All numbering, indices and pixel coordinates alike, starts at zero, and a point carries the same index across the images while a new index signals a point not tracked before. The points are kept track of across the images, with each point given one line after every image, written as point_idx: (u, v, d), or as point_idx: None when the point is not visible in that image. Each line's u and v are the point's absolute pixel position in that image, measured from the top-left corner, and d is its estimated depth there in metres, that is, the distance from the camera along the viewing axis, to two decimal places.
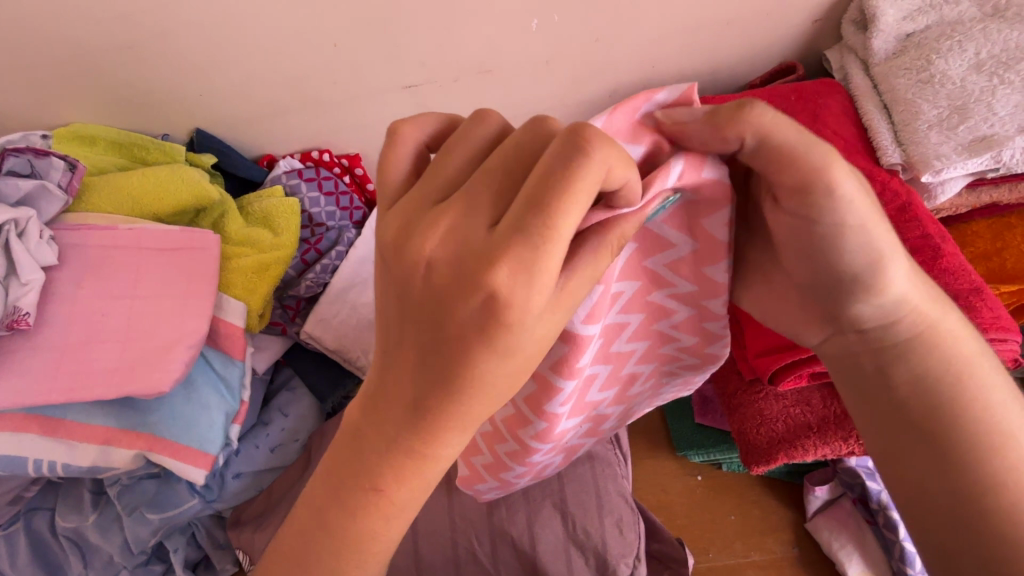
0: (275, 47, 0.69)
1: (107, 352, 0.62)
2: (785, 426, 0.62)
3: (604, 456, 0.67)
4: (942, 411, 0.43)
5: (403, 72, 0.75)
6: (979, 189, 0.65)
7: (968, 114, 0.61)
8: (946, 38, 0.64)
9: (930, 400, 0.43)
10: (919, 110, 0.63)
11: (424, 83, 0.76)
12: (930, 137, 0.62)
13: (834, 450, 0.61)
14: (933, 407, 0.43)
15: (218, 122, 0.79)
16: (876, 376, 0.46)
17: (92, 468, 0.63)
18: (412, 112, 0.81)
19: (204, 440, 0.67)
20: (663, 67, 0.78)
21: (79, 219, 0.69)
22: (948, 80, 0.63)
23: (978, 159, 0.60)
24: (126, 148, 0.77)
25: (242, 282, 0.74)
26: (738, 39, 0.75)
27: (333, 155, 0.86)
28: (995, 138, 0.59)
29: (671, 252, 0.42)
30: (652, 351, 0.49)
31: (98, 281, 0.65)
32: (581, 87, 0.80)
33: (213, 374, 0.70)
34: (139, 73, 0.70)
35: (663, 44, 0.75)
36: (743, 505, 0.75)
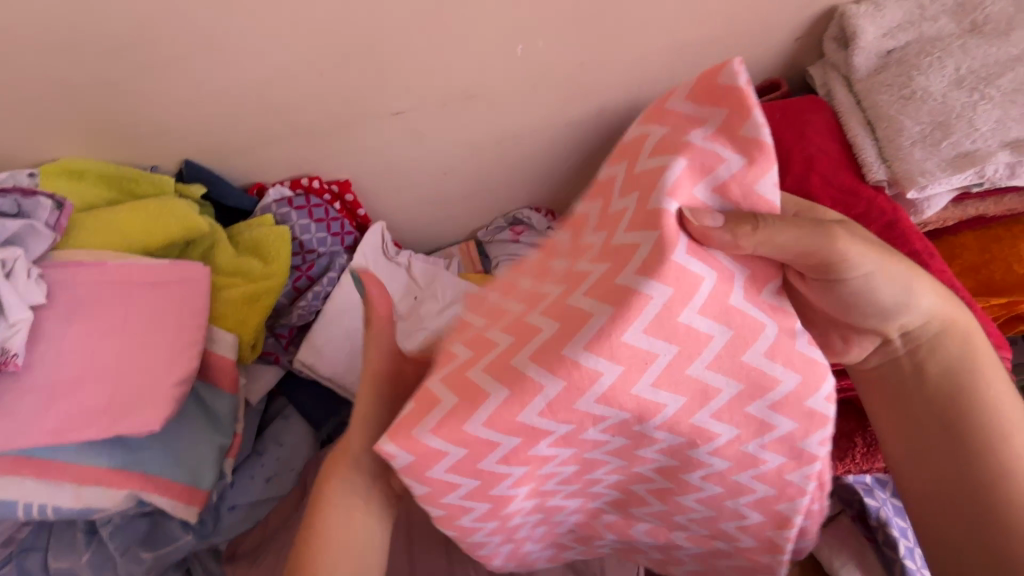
0: (263, 78, 0.69)
1: (98, 391, 0.61)
2: None
3: None
4: (954, 413, 0.48)
5: (391, 99, 0.75)
6: (964, 202, 0.65)
7: (950, 130, 0.61)
8: (926, 55, 0.65)
9: (952, 408, 0.49)
10: (902, 126, 0.64)
11: (412, 109, 0.77)
12: (914, 153, 0.62)
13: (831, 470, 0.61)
14: (954, 412, 0.48)
15: (206, 153, 0.79)
16: (911, 391, 0.50)
17: (85, 509, 0.62)
18: (400, 139, 0.81)
19: (194, 476, 0.66)
20: (648, 87, 0.79)
21: (68, 255, 0.69)
22: (930, 96, 0.63)
23: (963, 175, 0.61)
24: (115, 180, 0.77)
25: (234, 314, 0.74)
26: (723, 57, 0.76)
27: (323, 181, 0.86)
28: (976, 155, 0.60)
29: (535, 342, 0.37)
30: (737, 407, 0.39)
31: (87, 319, 0.64)
32: (568, 109, 0.80)
33: (206, 408, 0.70)
34: (127, 107, 0.70)
35: (647, 65, 0.75)
36: None
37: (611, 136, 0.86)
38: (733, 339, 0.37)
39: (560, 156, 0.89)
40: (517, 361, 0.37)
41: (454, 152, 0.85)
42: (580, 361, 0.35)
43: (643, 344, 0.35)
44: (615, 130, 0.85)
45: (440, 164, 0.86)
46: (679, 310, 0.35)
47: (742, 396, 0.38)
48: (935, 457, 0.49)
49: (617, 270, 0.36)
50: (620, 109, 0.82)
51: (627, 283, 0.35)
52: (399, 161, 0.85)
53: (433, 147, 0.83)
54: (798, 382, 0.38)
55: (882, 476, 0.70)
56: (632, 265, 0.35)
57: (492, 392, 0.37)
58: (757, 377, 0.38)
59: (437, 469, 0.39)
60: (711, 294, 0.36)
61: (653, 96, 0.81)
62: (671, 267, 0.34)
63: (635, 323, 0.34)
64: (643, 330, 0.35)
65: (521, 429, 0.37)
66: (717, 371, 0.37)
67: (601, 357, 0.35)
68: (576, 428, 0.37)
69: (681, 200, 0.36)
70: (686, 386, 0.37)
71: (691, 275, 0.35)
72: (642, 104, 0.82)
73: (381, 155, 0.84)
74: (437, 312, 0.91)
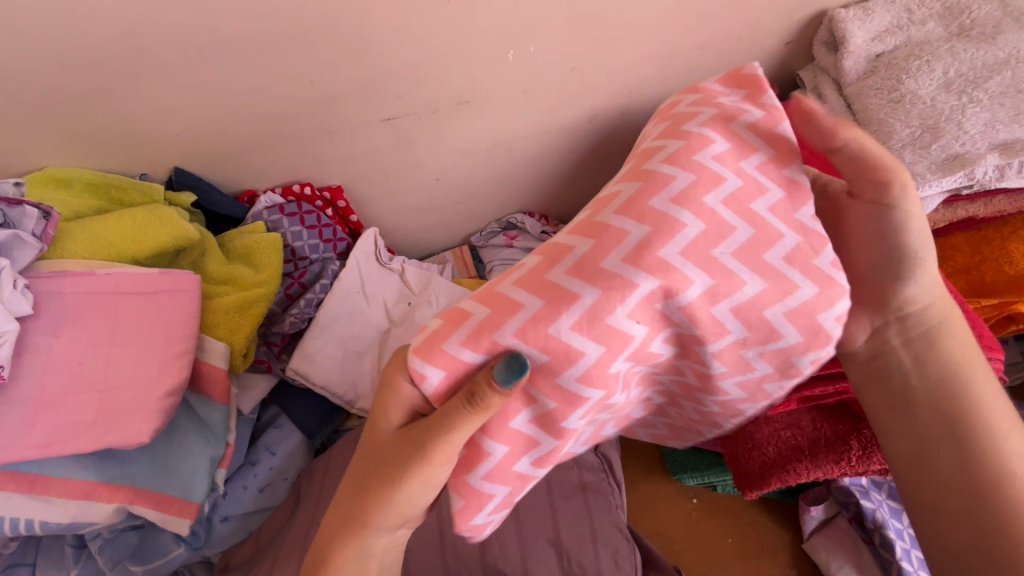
0: (253, 85, 0.69)
1: (86, 403, 0.60)
2: (776, 450, 0.61)
3: (597, 487, 0.68)
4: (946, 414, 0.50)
5: (382, 105, 0.75)
6: (955, 204, 0.66)
7: (940, 132, 0.61)
8: (915, 58, 0.66)
9: (952, 410, 0.50)
10: (892, 129, 0.64)
11: (404, 115, 0.77)
12: (904, 156, 0.62)
13: (825, 473, 0.60)
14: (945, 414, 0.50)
15: (196, 161, 0.78)
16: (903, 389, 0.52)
17: (73, 524, 0.61)
18: (392, 145, 0.81)
19: (186, 488, 0.65)
20: (640, 92, 0.79)
21: (54, 266, 0.68)
22: (919, 99, 0.64)
23: (952, 177, 0.61)
24: (103, 189, 0.77)
25: (223, 322, 0.73)
26: (714, 61, 0.76)
27: (314, 187, 0.85)
28: (966, 157, 0.60)
29: (573, 257, 0.42)
30: (711, 324, 0.42)
31: (74, 329, 0.63)
32: (560, 115, 0.80)
33: (198, 419, 0.69)
34: (115, 114, 0.69)
35: (639, 70, 0.76)
36: (740, 526, 0.74)
37: (603, 141, 0.86)
38: (703, 240, 0.41)
39: (552, 161, 0.89)
40: (551, 275, 0.42)
41: (447, 159, 0.85)
42: (564, 339, 0.41)
43: (672, 257, 0.40)
44: (608, 135, 0.85)
45: (432, 170, 0.86)
46: (659, 251, 0.40)
47: (710, 293, 0.41)
48: (930, 451, 0.50)
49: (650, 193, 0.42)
50: (612, 115, 0.82)
51: (657, 206, 0.42)
52: (391, 167, 0.85)
53: (425, 153, 0.83)
54: (815, 293, 0.42)
55: (877, 478, 0.70)
56: (669, 191, 0.42)
57: (520, 302, 0.42)
58: (779, 278, 0.42)
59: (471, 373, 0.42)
60: (704, 292, 0.41)
61: (645, 101, 0.81)
62: (655, 261, 0.40)
63: (620, 250, 0.41)
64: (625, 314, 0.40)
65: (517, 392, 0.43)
66: (743, 263, 0.42)
67: (581, 335, 0.41)
68: (559, 407, 0.43)
69: (674, 159, 0.44)
70: (704, 319, 0.42)
71: (677, 218, 0.41)
72: (634, 109, 0.82)
73: (373, 161, 0.84)
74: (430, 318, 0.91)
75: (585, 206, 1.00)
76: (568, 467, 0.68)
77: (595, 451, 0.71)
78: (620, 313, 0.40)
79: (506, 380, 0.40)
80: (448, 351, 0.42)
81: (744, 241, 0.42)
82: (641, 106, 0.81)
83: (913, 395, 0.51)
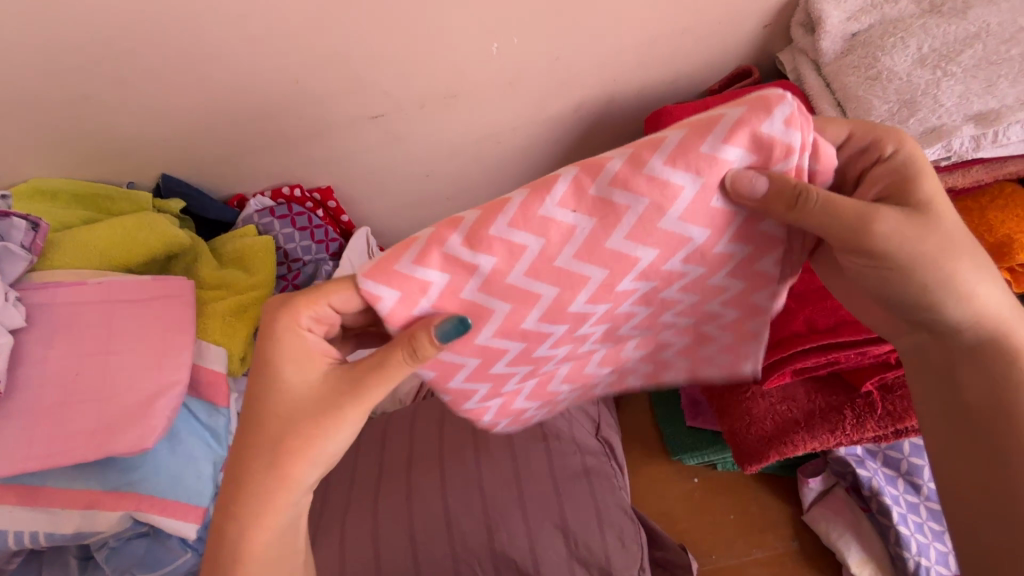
0: (236, 88, 0.69)
1: (86, 412, 0.60)
2: (774, 424, 0.62)
3: (600, 470, 0.68)
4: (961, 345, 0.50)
5: (368, 102, 0.75)
6: (934, 176, 0.67)
7: (916, 107, 0.63)
8: (889, 35, 0.67)
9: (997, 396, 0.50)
10: (871, 105, 0.66)
11: (390, 112, 0.77)
12: None
13: (821, 444, 0.62)
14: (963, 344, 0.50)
15: (183, 167, 0.78)
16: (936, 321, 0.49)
17: (77, 534, 0.61)
18: (380, 143, 0.81)
19: (193, 492, 0.65)
20: (624, 80, 0.80)
21: (46, 277, 0.67)
22: (895, 75, 0.65)
23: (931, 150, 0.62)
24: (92, 199, 0.76)
25: (218, 325, 0.72)
26: (694, 47, 0.77)
27: (304, 189, 0.86)
28: (943, 129, 0.61)
29: (468, 222, 0.41)
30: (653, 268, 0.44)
31: (69, 340, 0.63)
32: (544, 106, 0.81)
33: (199, 424, 0.68)
34: (98, 123, 0.69)
35: (621, 58, 0.76)
36: (742, 503, 0.76)
37: (589, 133, 0.87)
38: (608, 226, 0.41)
39: (539, 152, 0.89)
40: (496, 232, 0.40)
41: (435, 154, 0.85)
42: (498, 238, 0.41)
43: (563, 263, 0.42)
44: (594, 125, 0.86)
45: (421, 166, 0.86)
46: (552, 257, 0.42)
47: (611, 276, 0.44)
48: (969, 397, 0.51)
49: (564, 203, 0.40)
50: (596, 104, 0.83)
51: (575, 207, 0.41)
52: (379, 165, 0.85)
53: (412, 149, 0.83)
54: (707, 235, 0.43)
55: (873, 447, 0.72)
56: (556, 196, 0.40)
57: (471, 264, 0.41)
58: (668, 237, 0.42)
59: (483, 333, 0.45)
60: (638, 221, 0.41)
61: (629, 89, 0.82)
62: (597, 204, 0.40)
63: (562, 250, 0.42)
64: (573, 255, 0.42)
65: (529, 335, 0.47)
66: (640, 245, 0.42)
67: (519, 231, 0.41)
68: (514, 309, 0.44)
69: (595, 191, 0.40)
70: (603, 255, 0.42)
71: (619, 203, 0.40)
72: (619, 97, 0.83)
73: (362, 160, 0.84)
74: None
75: None
76: (570, 451, 0.69)
77: (596, 435, 0.73)
78: (565, 258, 0.42)
79: (441, 341, 0.42)
80: (401, 272, 0.41)
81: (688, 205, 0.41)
82: (625, 94, 0.82)
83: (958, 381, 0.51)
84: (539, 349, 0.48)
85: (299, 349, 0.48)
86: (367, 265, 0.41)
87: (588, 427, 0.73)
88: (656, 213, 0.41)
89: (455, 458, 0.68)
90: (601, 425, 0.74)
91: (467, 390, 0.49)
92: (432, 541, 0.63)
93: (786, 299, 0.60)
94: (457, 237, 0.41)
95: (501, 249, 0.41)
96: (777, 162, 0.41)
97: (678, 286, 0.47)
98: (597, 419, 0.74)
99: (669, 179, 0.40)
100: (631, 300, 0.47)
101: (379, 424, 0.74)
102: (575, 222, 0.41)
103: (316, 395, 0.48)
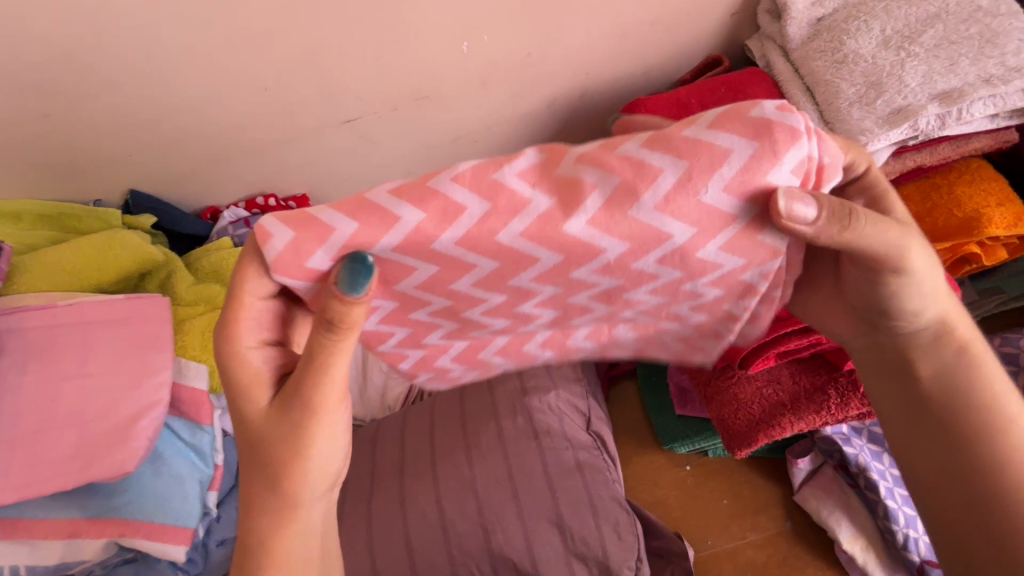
0: (203, 98, 0.67)
1: (63, 437, 0.58)
2: (761, 407, 0.63)
3: (593, 464, 0.67)
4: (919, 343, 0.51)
5: (340, 107, 0.74)
6: (904, 155, 0.68)
7: (883, 88, 0.64)
8: (853, 19, 0.68)
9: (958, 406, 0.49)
10: (839, 88, 0.67)
11: (363, 115, 0.76)
12: (853, 114, 0.65)
13: (809, 424, 0.62)
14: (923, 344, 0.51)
15: (151, 181, 0.76)
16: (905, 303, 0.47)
17: (60, 564, 0.60)
18: (354, 147, 0.80)
19: (180, 513, 0.63)
20: (596, 73, 0.80)
21: (14, 301, 0.65)
22: (861, 58, 0.67)
23: (898, 129, 0.63)
24: (57, 219, 0.73)
25: (199, 342, 0.71)
26: (664, 38, 0.78)
27: (279, 198, 0.84)
28: (910, 109, 0.62)
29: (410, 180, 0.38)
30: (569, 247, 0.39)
31: (42, 364, 0.60)
32: (519, 102, 0.80)
33: (182, 443, 0.66)
34: (61, 140, 0.67)
35: (591, 51, 0.76)
36: (735, 487, 0.77)
37: (565, 128, 0.87)
38: (570, 206, 0.37)
39: (516, 149, 0.88)
40: (407, 211, 0.37)
41: (411, 156, 0.84)
42: (382, 203, 0.37)
43: (507, 240, 0.38)
44: (569, 120, 0.86)
45: (398, 169, 0.85)
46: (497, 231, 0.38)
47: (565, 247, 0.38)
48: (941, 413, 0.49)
49: (505, 184, 0.37)
50: (570, 99, 0.82)
51: (515, 184, 0.37)
52: (354, 169, 0.84)
53: (388, 152, 0.82)
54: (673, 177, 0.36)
55: (857, 425, 0.73)
56: (515, 165, 0.37)
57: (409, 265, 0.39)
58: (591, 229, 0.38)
59: (406, 282, 0.41)
60: (605, 205, 0.37)
61: (602, 82, 0.82)
62: (560, 182, 0.37)
63: (507, 226, 0.37)
64: (524, 231, 0.38)
65: (465, 321, 0.45)
66: (573, 221, 0.37)
67: (461, 189, 0.37)
68: (501, 266, 0.40)
69: (525, 173, 0.38)
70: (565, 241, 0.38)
71: (522, 195, 0.37)
72: (592, 91, 0.82)
73: (336, 165, 0.82)
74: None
75: None
76: (562, 447, 0.68)
77: (587, 430, 0.72)
78: (510, 235, 0.38)
79: (353, 295, 0.38)
80: (323, 220, 0.37)
81: (617, 188, 0.37)
82: (598, 87, 0.82)
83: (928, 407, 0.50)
84: (468, 313, 0.43)
85: (249, 369, 0.44)
86: (339, 228, 0.37)
87: (579, 422, 0.72)
88: (627, 197, 0.37)
89: (447, 461, 0.67)
90: (592, 418, 0.72)
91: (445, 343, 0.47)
92: (429, 545, 0.62)
93: None
94: (401, 195, 0.37)
95: (433, 209, 0.37)
96: (721, 166, 0.36)
97: (649, 287, 0.42)
98: (588, 413, 0.73)
99: (631, 156, 0.37)
100: (588, 293, 0.43)
101: (369, 433, 0.73)
102: (469, 204, 0.37)
103: (278, 414, 0.44)
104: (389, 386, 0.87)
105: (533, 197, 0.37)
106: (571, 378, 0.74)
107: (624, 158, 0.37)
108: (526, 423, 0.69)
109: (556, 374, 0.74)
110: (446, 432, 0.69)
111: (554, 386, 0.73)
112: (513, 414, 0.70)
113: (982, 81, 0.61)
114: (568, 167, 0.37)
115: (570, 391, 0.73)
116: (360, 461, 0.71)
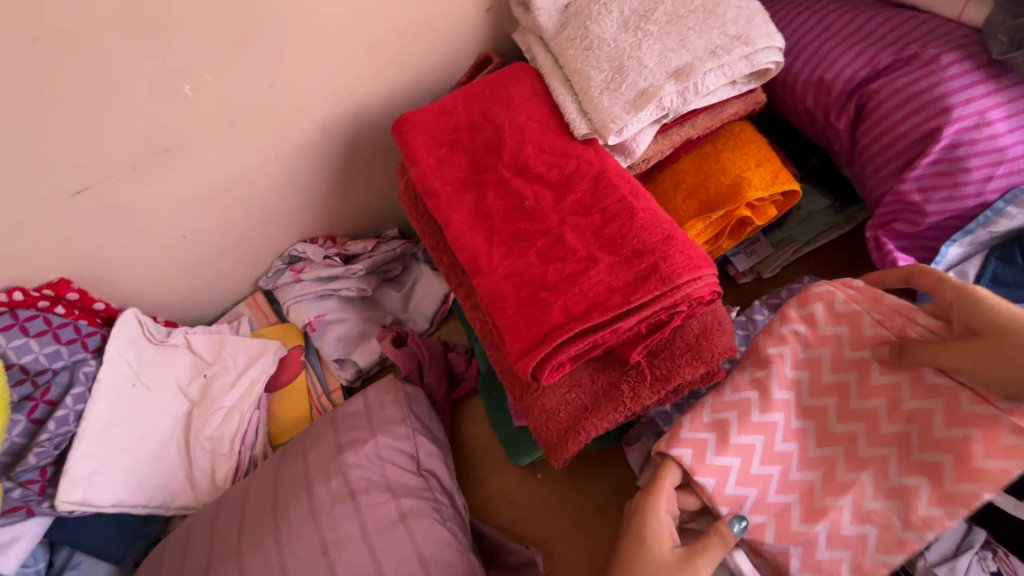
0: None
1: None
2: (566, 415, 0.61)
3: (419, 509, 0.64)
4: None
5: (61, 178, 0.64)
6: (670, 131, 0.69)
7: (625, 72, 0.63)
8: (594, 3, 0.68)
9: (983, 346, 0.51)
10: (589, 77, 0.65)
11: (97, 182, 0.67)
12: (603, 101, 0.64)
13: (614, 422, 0.61)
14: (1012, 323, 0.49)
15: None
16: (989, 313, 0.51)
17: None
18: (102, 217, 0.70)
19: None
20: (363, 92, 0.75)
21: None
22: (604, 42, 0.66)
23: (647, 112, 0.63)
24: None
25: None
26: (423, 46, 0.74)
27: (30, 289, 0.72)
28: (650, 90, 0.62)
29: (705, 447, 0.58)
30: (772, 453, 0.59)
31: None
32: (287, 137, 0.74)
33: None
34: None
35: (347, 72, 0.71)
36: (585, 485, 0.76)
37: (354, 152, 0.81)
38: (742, 423, 0.59)
39: (308, 182, 0.82)
40: (711, 462, 0.58)
41: (181, 213, 0.75)
42: (712, 464, 0.58)
43: (716, 461, 0.58)
44: (355, 143, 0.80)
45: (171, 229, 0.77)
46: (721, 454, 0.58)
47: (744, 464, 0.58)
48: (993, 369, 0.50)
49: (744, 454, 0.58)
50: (345, 122, 0.77)
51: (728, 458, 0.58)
52: (116, 240, 0.74)
53: (151, 215, 0.73)
54: (762, 438, 0.59)
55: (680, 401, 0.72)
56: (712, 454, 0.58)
57: (725, 464, 0.58)
58: (765, 426, 0.59)
59: (709, 456, 0.58)
60: (787, 430, 0.60)
61: (374, 100, 0.77)
62: (713, 425, 0.60)
63: (733, 479, 0.58)
64: (786, 441, 0.60)
65: (720, 469, 0.58)
66: (744, 435, 0.59)
67: (721, 456, 0.58)
68: (693, 450, 0.58)
69: (719, 450, 0.58)
70: (738, 450, 0.58)
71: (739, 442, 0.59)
72: (366, 111, 0.77)
73: (92, 240, 0.72)
74: (226, 389, 0.82)
75: (373, 216, 0.94)
76: (383, 500, 0.63)
77: (417, 471, 0.68)
78: (796, 473, 0.59)
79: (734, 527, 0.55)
80: (712, 462, 0.58)
81: (779, 465, 0.59)
82: (372, 106, 0.77)
83: (991, 373, 0.51)
84: (710, 458, 0.58)
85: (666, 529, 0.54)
86: (706, 439, 0.59)
87: (406, 466, 0.67)
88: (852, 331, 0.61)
89: (254, 549, 0.60)
90: (421, 458, 0.68)
91: (723, 463, 0.58)
92: None
93: (544, 292, 0.59)
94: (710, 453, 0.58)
95: (692, 443, 0.59)
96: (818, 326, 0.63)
97: (759, 460, 0.58)
98: (416, 453, 0.69)
99: (744, 441, 0.59)
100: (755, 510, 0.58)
101: (180, 535, 0.66)
102: (729, 462, 0.58)
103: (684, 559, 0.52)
104: (217, 466, 0.79)
105: (739, 438, 0.59)
106: (394, 419, 0.70)
107: (762, 421, 0.60)
108: (341, 484, 0.64)
109: (377, 419, 0.70)
110: (256, 513, 0.63)
111: (372, 434, 0.68)
112: (327, 477, 0.64)
113: (709, 53, 0.62)
114: (743, 438, 0.59)
115: (392, 434, 0.69)
116: (171, 570, 0.63)
